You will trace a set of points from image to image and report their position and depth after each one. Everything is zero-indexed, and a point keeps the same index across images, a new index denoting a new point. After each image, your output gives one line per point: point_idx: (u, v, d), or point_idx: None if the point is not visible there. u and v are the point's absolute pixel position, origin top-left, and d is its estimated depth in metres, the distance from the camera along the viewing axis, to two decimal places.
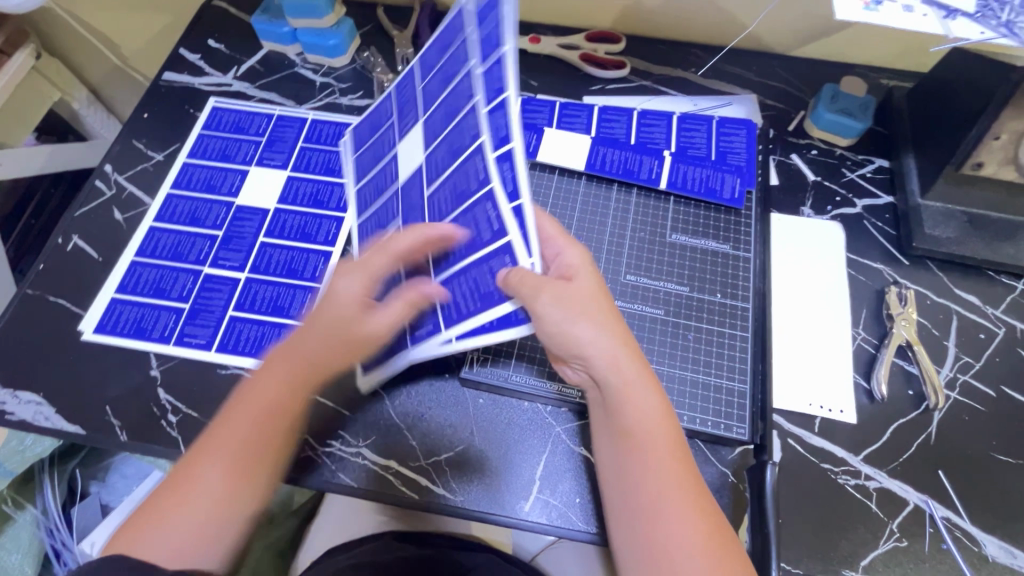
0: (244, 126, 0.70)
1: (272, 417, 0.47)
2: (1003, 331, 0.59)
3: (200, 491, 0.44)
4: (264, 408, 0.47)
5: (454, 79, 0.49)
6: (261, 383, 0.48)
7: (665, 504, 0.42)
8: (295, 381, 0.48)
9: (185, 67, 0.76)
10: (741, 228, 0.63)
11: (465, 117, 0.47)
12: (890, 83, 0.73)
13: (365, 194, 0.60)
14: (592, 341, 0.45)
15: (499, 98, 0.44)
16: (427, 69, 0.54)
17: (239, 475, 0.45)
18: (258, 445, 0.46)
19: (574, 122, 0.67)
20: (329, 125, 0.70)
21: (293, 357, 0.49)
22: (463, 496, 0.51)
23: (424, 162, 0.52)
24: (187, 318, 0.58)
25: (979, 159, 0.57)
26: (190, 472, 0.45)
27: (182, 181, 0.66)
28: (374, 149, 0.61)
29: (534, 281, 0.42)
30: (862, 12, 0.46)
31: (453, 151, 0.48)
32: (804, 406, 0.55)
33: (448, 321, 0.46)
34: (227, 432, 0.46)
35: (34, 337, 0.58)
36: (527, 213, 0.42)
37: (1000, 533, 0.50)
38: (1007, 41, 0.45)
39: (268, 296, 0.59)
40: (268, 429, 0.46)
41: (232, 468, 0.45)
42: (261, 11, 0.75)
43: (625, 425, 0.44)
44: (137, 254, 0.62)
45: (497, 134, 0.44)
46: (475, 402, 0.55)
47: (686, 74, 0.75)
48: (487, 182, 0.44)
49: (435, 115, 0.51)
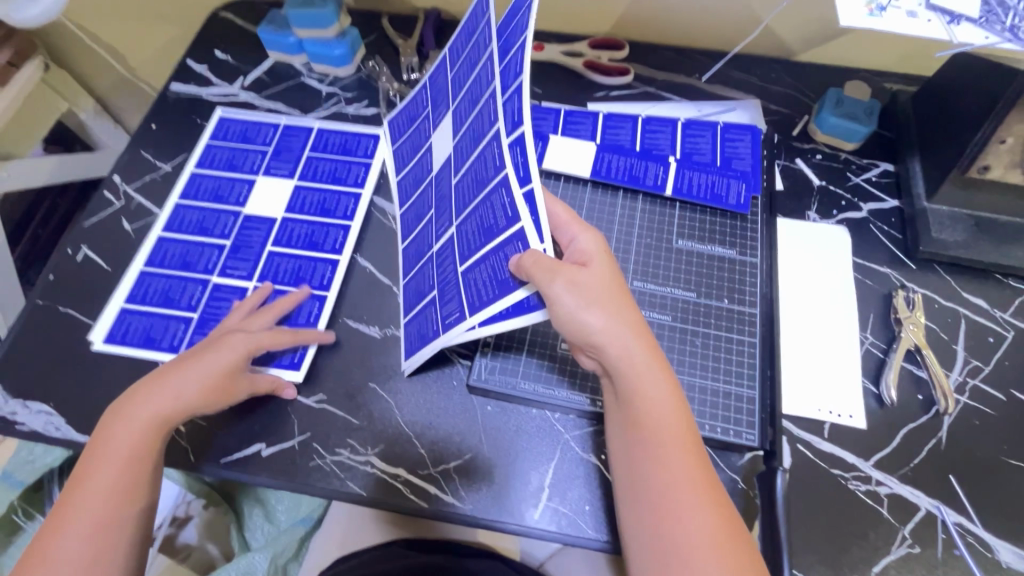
0: (251, 135, 0.71)
1: (133, 471, 0.46)
2: (1012, 335, 0.59)
3: (61, 558, 0.43)
4: (121, 462, 0.46)
5: (477, 64, 0.51)
6: (114, 436, 0.46)
7: (676, 496, 0.42)
8: (154, 425, 0.47)
9: (193, 77, 0.77)
10: (747, 234, 0.63)
11: (486, 104, 0.48)
12: (894, 87, 0.73)
13: (405, 186, 0.63)
14: (604, 329, 0.44)
15: (515, 82, 0.43)
16: (455, 57, 0.56)
17: (102, 536, 0.44)
18: (119, 502, 0.45)
19: (578, 129, 0.68)
20: (335, 134, 0.71)
21: (154, 407, 0.47)
22: (472, 505, 0.51)
23: (454, 152, 0.53)
24: (196, 327, 0.58)
25: (986, 162, 0.57)
26: (50, 542, 0.43)
27: (191, 190, 0.66)
28: (412, 140, 0.63)
29: (550, 265, 0.42)
30: (867, 18, 0.46)
31: (476, 139, 0.49)
32: (813, 411, 0.55)
33: (471, 307, 0.46)
34: (85, 493, 0.45)
35: (44, 347, 0.59)
36: (538, 197, 0.42)
37: (1013, 538, 0.50)
38: (1011, 46, 0.45)
39: (290, 267, 0.62)
40: (127, 484, 0.45)
41: (94, 531, 0.44)
42: (267, 22, 0.75)
43: (635, 414, 0.44)
44: (145, 264, 0.62)
45: (511, 118, 0.44)
46: (484, 409, 0.55)
47: (690, 81, 0.75)
48: (503, 169, 0.45)
49: (464, 104, 0.52)
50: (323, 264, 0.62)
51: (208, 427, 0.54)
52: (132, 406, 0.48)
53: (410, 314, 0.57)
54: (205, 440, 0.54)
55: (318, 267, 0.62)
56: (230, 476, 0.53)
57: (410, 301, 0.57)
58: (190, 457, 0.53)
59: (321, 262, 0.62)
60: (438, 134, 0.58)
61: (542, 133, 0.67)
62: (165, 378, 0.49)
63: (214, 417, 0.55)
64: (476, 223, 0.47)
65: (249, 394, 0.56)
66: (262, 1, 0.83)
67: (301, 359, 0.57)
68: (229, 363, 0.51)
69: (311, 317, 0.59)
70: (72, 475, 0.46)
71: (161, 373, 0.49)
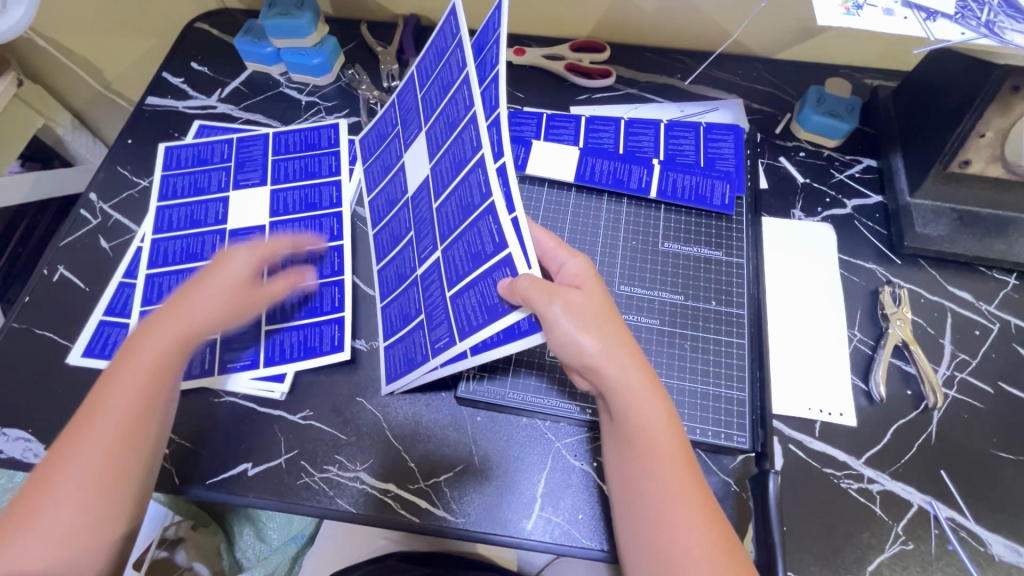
0: (206, 156, 0.68)
1: (154, 390, 0.44)
2: (997, 327, 0.59)
3: (64, 492, 0.39)
4: (142, 377, 0.43)
5: (452, 87, 0.50)
6: (132, 355, 0.44)
7: (672, 510, 0.41)
8: (172, 348, 0.45)
9: (169, 91, 0.76)
10: (732, 234, 0.63)
11: (467, 129, 0.47)
12: (874, 83, 0.74)
13: (378, 206, 0.63)
14: (601, 352, 0.44)
15: (494, 115, 0.44)
16: (426, 77, 0.56)
17: (123, 451, 0.41)
18: (134, 424, 0.42)
19: (561, 133, 0.67)
20: (293, 134, 0.69)
21: (172, 329, 0.45)
22: (464, 518, 0.51)
23: (433, 175, 0.53)
24: (222, 346, 0.57)
25: (966, 157, 0.58)
26: (38, 495, 0.39)
27: (163, 225, 0.63)
28: (383, 160, 0.63)
29: (546, 287, 0.42)
30: (843, 17, 0.46)
31: (458, 164, 0.48)
32: (803, 411, 0.55)
33: (460, 332, 0.46)
34: (101, 409, 0.42)
35: (21, 371, 0.57)
36: (523, 226, 0.42)
37: (1005, 532, 0.50)
38: (988, 41, 0.45)
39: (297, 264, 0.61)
40: (146, 402, 0.43)
41: (114, 446, 0.41)
42: (243, 32, 0.74)
43: (628, 433, 0.44)
44: (142, 305, 0.59)
45: (495, 148, 0.44)
46: (473, 420, 0.55)
47: (671, 81, 0.75)
48: (489, 196, 0.44)
49: (440, 129, 0.52)
50: (329, 252, 0.62)
51: (192, 448, 0.53)
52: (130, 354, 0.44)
53: (393, 336, 0.56)
54: (193, 466, 0.53)
55: (324, 256, 0.62)
56: (218, 499, 0.52)
57: (394, 324, 0.56)
58: (175, 480, 0.52)
59: (325, 250, 0.62)
60: (411, 155, 0.58)
61: (524, 138, 0.67)
62: (177, 308, 0.47)
63: (197, 438, 0.54)
64: (463, 249, 0.47)
65: (236, 412, 0.55)
66: (238, 11, 0.82)
67: (340, 340, 0.58)
68: (238, 278, 0.49)
69: (335, 303, 0.60)
70: (67, 424, 0.42)
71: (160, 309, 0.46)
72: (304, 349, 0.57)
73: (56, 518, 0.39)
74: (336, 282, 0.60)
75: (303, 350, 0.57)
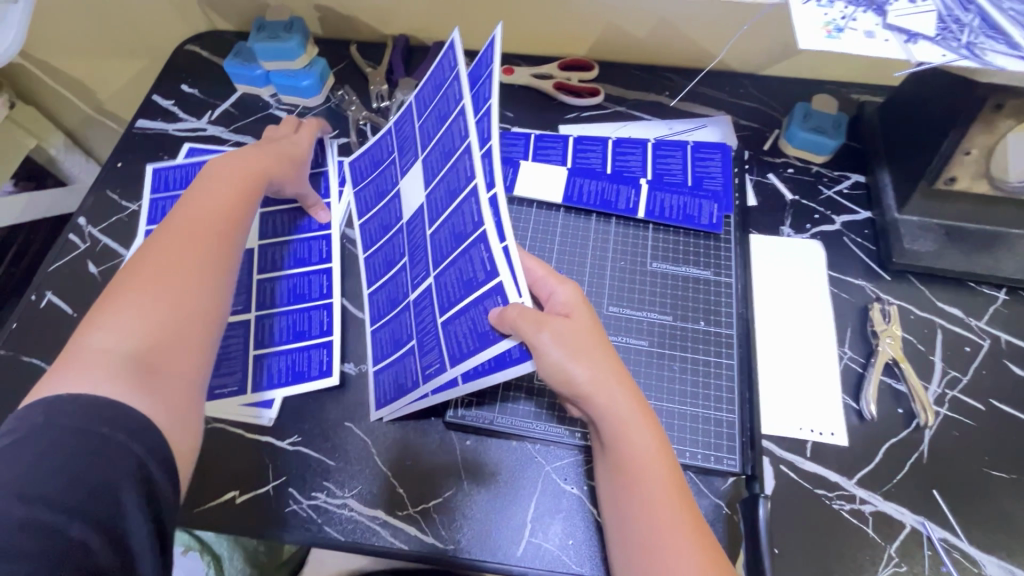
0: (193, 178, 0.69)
1: (243, 199, 0.51)
2: (987, 343, 0.59)
3: (179, 255, 0.44)
4: (233, 189, 0.51)
5: (449, 117, 0.50)
6: (217, 178, 0.52)
7: (661, 537, 0.41)
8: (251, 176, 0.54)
9: (160, 113, 0.76)
10: (721, 253, 0.63)
11: (461, 159, 0.47)
12: (861, 98, 0.74)
13: (370, 229, 0.63)
14: (591, 380, 0.44)
15: (486, 146, 0.44)
16: (424, 107, 0.56)
17: (226, 232, 0.48)
18: (230, 216, 0.49)
19: (549, 153, 0.68)
20: None
21: (249, 165, 0.55)
22: (453, 544, 0.50)
23: (428, 203, 0.53)
24: None
25: (952, 174, 0.58)
26: (151, 261, 0.43)
27: None
28: (376, 184, 0.64)
29: (535, 315, 0.42)
30: (824, 40, 0.46)
31: (452, 193, 0.48)
32: (794, 431, 0.54)
33: (452, 359, 0.46)
34: (201, 207, 0.49)
35: (8, 400, 0.57)
36: (514, 254, 0.42)
37: (999, 553, 0.49)
38: (968, 63, 0.45)
39: (286, 288, 0.61)
40: (239, 202, 0.51)
41: (219, 227, 0.48)
42: (234, 55, 0.75)
43: (619, 459, 0.44)
44: None
45: (488, 177, 0.44)
46: (463, 445, 0.54)
47: (660, 99, 0.75)
48: (481, 225, 0.44)
49: (436, 157, 0.52)
50: (318, 275, 0.62)
51: None
52: (191, 206, 0.49)
53: (384, 361, 0.56)
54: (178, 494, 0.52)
55: (313, 280, 0.62)
56: (204, 528, 0.51)
57: (385, 348, 0.56)
58: None
59: (314, 274, 0.62)
60: (406, 182, 0.58)
61: (513, 159, 0.67)
62: (249, 156, 0.56)
63: None
64: (455, 275, 0.47)
65: (222, 439, 0.54)
66: (228, 32, 0.82)
67: (329, 365, 0.58)
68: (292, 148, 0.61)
69: (324, 327, 0.59)
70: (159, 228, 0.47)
71: (207, 176, 0.52)
72: (293, 373, 0.57)
73: (177, 271, 0.43)
74: (324, 306, 0.60)
75: (292, 376, 0.57)
